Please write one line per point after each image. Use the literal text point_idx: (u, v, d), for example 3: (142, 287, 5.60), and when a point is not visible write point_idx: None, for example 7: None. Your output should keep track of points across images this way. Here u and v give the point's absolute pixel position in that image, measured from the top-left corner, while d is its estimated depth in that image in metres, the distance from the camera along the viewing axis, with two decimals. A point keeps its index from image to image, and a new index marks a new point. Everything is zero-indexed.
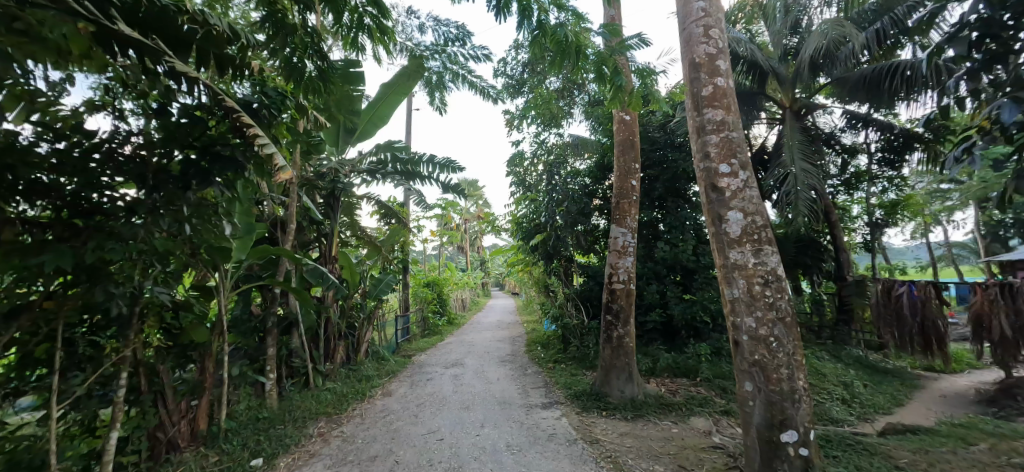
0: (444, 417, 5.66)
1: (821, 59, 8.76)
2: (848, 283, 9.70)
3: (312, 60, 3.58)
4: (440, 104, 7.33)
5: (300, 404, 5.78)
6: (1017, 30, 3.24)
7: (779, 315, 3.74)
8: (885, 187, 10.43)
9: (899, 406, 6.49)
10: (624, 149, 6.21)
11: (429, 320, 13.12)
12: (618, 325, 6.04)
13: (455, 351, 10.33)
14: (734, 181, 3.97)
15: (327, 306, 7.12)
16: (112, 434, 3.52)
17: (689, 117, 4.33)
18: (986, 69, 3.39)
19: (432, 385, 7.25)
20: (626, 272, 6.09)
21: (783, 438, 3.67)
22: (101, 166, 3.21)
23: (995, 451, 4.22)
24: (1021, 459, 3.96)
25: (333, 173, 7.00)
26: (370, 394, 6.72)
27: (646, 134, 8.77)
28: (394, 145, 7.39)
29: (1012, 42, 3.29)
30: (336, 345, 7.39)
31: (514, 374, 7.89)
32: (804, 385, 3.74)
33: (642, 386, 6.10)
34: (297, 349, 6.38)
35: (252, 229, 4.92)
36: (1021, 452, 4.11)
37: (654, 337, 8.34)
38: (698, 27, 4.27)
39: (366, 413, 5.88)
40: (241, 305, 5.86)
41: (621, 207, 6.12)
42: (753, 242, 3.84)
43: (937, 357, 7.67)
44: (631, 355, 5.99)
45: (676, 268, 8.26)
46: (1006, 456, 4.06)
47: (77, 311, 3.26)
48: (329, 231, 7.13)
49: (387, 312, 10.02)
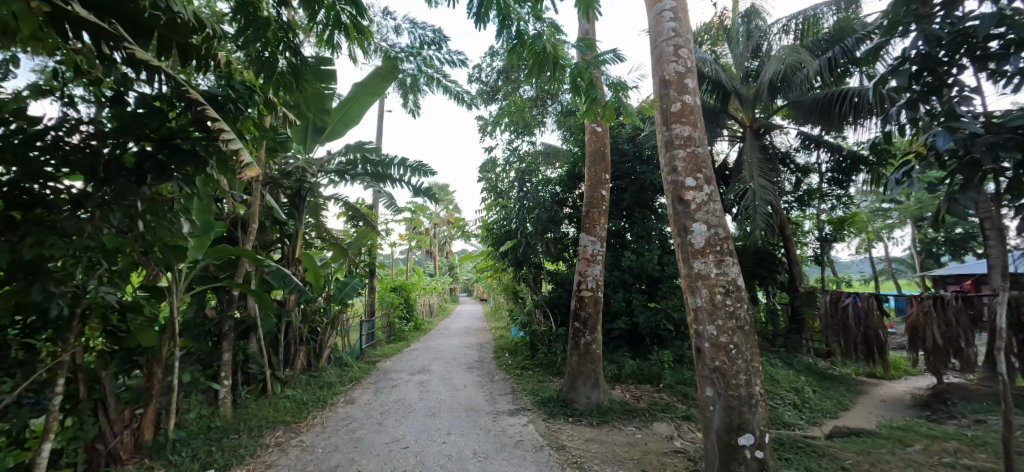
0: (409, 425, 5.66)
1: (779, 82, 9.28)
2: (799, 293, 10.17)
3: (283, 55, 3.59)
4: (413, 107, 7.42)
5: (257, 412, 5.64)
6: (950, 66, 3.55)
7: (738, 324, 3.96)
8: (834, 206, 11.03)
9: (844, 410, 6.90)
10: (595, 160, 6.41)
11: (395, 325, 13.00)
12: (586, 332, 6.20)
13: (421, 357, 10.30)
14: (699, 194, 4.18)
15: (289, 309, 7.00)
16: (45, 446, 3.40)
17: (658, 132, 4.52)
18: (924, 100, 3.68)
19: (398, 391, 7.23)
20: (595, 280, 6.26)
21: (740, 441, 3.87)
22: (44, 155, 3.14)
23: (928, 451, 4.55)
24: (951, 458, 4.29)
25: (300, 173, 6.92)
26: (332, 401, 6.64)
27: (616, 146, 9.04)
28: (365, 145, 7.39)
29: (946, 77, 3.59)
30: (297, 351, 7.26)
31: (481, 380, 7.95)
32: (760, 390, 3.97)
33: (607, 392, 6.25)
34: (255, 354, 6.27)
35: (210, 228, 4.84)
36: (951, 452, 4.45)
37: (619, 345, 8.55)
38: (668, 46, 4.49)
39: (328, 422, 5.82)
40: (194, 309, 5.55)
41: (591, 216, 6.30)
42: (716, 253, 4.06)
43: (879, 364, 8.16)
44: (598, 362, 6.17)
45: (642, 277, 8.52)
46: (938, 457, 4.39)
47: (8, 311, 3.15)
48: (293, 232, 7.00)
49: (352, 316, 9.90)
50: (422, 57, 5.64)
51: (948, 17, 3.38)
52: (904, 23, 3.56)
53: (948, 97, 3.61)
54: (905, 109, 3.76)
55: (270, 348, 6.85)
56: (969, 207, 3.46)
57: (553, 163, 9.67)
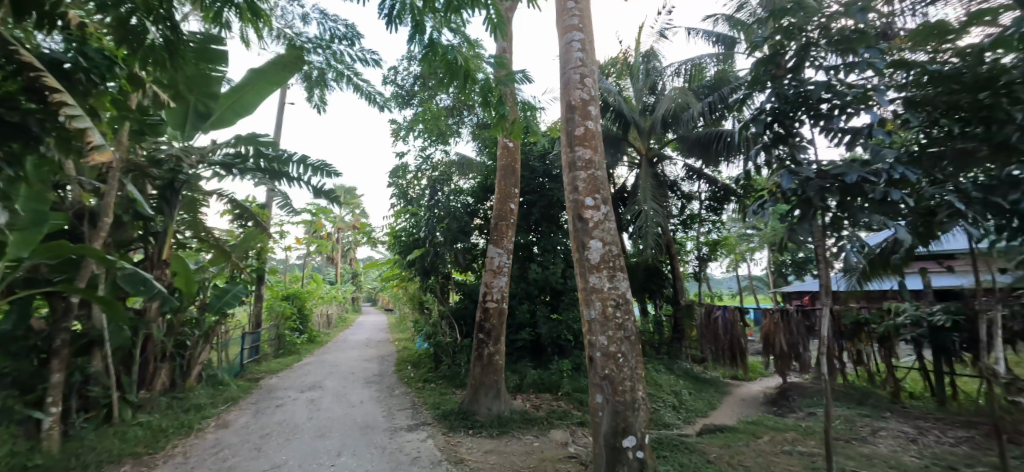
0: (294, 448, 5.39)
1: (670, 118, 10.36)
2: (681, 305, 11.25)
3: (158, 26, 3.34)
4: (320, 103, 7.28)
5: (96, 445, 4.93)
6: (793, 120, 4.20)
7: (626, 335, 4.33)
8: (709, 230, 12.51)
9: (713, 409, 7.80)
10: (505, 173, 6.65)
11: (285, 338, 12.20)
12: (489, 343, 6.40)
13: (313, 372, 9.85)
14: (597, 213, 4.54)
15: (149, 321, 6.29)
16: None
17: (563, 152, 4.88)
18: (774, 147, 4.31)
19: (282, 413, 6.81)
20: (500, 292, 6.47)
21: (624, 443, 4.23)
22: None
23: (777, 441, 5.33)
24: (791, 446, 5.09)
25: (174, 162, 6.17)
26: (199, 427, 6.05)
27: (527, 162, 9.41)
28: (258, 137, 6.48)
29: (791, 129, 4.23)
30: (155, 369, 6.59)
31: (379, 395, 7.83)
32: (642, 395, 4.38)
33: (508, 403, 6.47)
34: (97, 374, 5.60)
35: (41, 223, 4.13)
36: (793, 441, 5.27)
37: (522, 356, 8.85)
38: (576, 74, 4.88)
39: (192, 450, 5.29)
40: (12, 318, 4.92)
41: (499, 228, 6.52)
42: (609, 269, 4.41)
43: (740, 367, 9.38)
44: (500, 373, 6.40)
45: (546, 289, 8.94)
46: (784, 445, 5.17)
47: None
48: (161, 229, 6.47)
49: (231, 329, 9.23)
50: (331, 50, 5.82)
51: (791, 79, 4.07)
52: (763, 82, 4.19)
53: (793, 146, 4.21)
54: (763, 151, 4.38)
55: (122, 368, 6.18)
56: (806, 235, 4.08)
57: (468, 173, 9.63)
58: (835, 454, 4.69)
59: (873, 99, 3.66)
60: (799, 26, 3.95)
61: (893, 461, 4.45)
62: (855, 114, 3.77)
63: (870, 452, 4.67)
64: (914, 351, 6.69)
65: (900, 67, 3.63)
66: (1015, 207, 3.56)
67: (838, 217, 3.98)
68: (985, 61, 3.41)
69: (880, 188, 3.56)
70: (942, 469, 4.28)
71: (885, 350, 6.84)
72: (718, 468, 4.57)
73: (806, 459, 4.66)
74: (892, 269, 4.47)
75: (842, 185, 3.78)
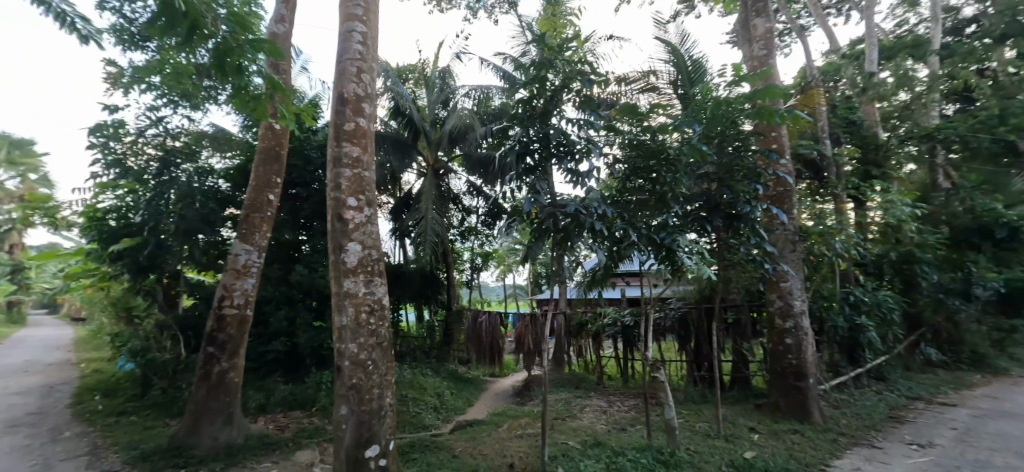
0: None
1: (456, 134, 10.96)
2: (452, 310, 11.87)
3: None
4: None
5: None
6: (548, 154, 4.38)
7: (378, 341, 4.05)
8: (480, 243, 13.55)
9: (471, 406, 8.28)
10: (266, 158, 5.68)
11: None
12: (220, 359, 5.18)
13: None
14: (359, 214, 4.29)
15: None
16: None
17: (329, 146, 4.49)
18: (531, 175, 4.45)
19: None
20: (244, 296, 5.32)
21: (366, 454, 3.86)
22: None
23: (517, 425, 5.80)
24: (525, 430, 5.51)
25: None
26: None
27: (302, 151, 8.46)
28: None
29: (547, 161, 4.42)
30: None
31: (39, 435, 5.64)
32: (391, 402, 4.11)
33: (244, 428, 5.40)
34: None
35: None
36: (530, 423, 5.78)
37: (273, 369, 7.89)
38: (352, 65, 4.59)
39: None
40: None
41: (251, 220, 5.50)
42: (366, 273, 4.14)
43: (498, 366, 10.63)
44: (236, 394, 5.29)
45: (312, 293, 8.17)
46: (522, 429, 5.60)
47: None
48: None
49: None
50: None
51: (542, 122, 4.41)
52: (521, 118, 4.44)
53: (536, 181, 4.42)
54: (517, 179, 4.50)
55: None
56: (539, 254, 4.47)
57: (225, 151, 8.14)
58: (552, 431, 5.42)
59: (592, 150, 4.21)
60: (562, 82, 4.34)
61: (591, 429, 5.45)
62: (579, 160, 4.28)
63: (579, 427, 5.61)
64: (613, 346, 8.36)
65: (612, 132, 4.61)
66: (663, 241, 4.58)
67: (560, 241, 4.46)
68: (654, 138, 4.69)
69: (593, 217, 4.15)
70: (618, 431, 5.45)
71: (595, 343, 8.56)
72: (464, 461, 4.59)
73: (534, 439, 5.11)
74: (601, 282, 5.30)
75: (564, 214, 4.29)
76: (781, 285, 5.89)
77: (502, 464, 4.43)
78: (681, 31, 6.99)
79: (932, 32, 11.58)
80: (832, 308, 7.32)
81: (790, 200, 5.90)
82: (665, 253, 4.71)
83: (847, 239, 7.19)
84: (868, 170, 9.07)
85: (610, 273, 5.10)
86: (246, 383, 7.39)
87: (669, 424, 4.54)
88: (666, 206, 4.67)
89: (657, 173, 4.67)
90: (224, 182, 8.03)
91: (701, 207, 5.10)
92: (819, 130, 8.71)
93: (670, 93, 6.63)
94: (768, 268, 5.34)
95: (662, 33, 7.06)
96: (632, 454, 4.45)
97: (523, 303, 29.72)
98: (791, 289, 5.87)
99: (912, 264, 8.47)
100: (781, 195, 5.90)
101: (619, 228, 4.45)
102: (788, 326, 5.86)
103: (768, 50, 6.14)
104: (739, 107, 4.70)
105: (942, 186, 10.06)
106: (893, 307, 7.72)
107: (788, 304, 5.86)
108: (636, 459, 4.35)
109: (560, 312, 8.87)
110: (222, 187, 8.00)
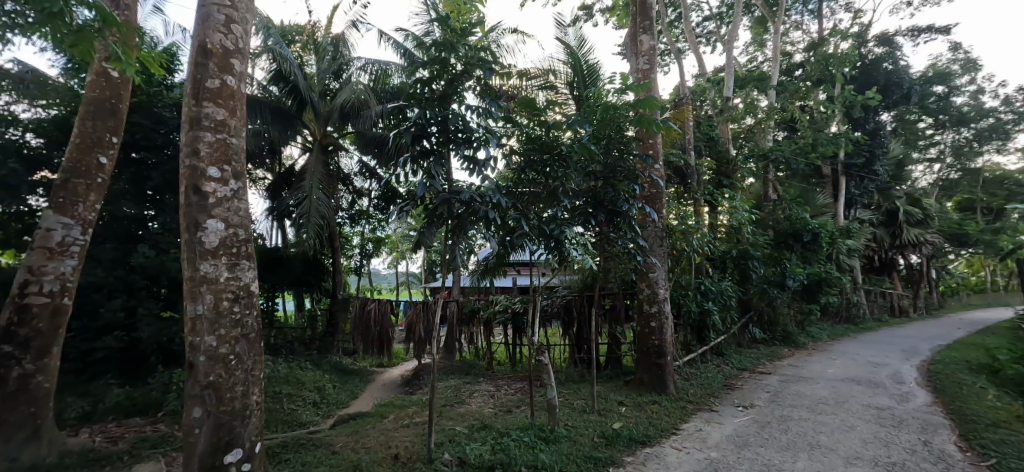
0: None
1: (349, 111, 10.14)
2: (337, 299, 11.14)
3: None
4: None
5: None
6: (443, 135, 4.02)
7: (244, 332, 3.33)
8: (370, 228, 12.83)
9: (354, 399, 7.78)
10: (96, 111, 4.69)
11: None
12: (21, 361, 4.11)
13: None
14: (223, 189, 3.36)
15: None
16: None
17: (181, 107, 3.36)
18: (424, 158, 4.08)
19: None
20: (59, 282, 4.35)
21: (226, 459, 3.18)
22: None
23: (402, 416, 5.50)
24: (412, 420, 5.29)
25: None
26: None
27: (152, 109, 7.26)
28: None
29: (443, 143, 4.05)
30: None
31: None
32: (258, 400, 3.44)
33: (57, 443, 4.37)
34: None
35: None
36: (415, 414, 5.51)
37: (106, 368, 6.69)
38: (219, 12, 3.45)
39: None
40: None
41: (70, 187, 4.51)
42: (229, 255, 3.31)
43: (387, 355, 10.12)
44: (45, 403, 4.28)
45: (159, 279, 7.04)
46: (407, 419, 5.33)
47: None
48: None
49: None
50: None
51: (441, 105, 4.06)
52: (419, 98, 4.06)
53: (432, 166, 4.01)
54: (411, 162, 4.06)
55: None
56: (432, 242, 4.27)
57: (37, 99, 6.71)
58: (439, 419, 5.25)
59: (491, 140, 4.00)
60: (464, 67, 4.09)
61: (477, 414, 5.42)
62: (477, 148, 4.05)
63: (466, 412, 5.53)
64: (503, 332, 8.38)
65: (510, 125, 4.54)
66: (551, 233, 4.61)
67: (456, 229, 4.23)
68: (548, 134, 4.72)
69: (488, 207, 4.01)
70: (503, 413, 5.47)
71: (486, 330, 8.52)
72: (341, 458, 4.22)
73: (422, 428, 4.90)
74: (491, 270, 5.37)
75: (458, 202, 4.01)
76: (651, 275, 6.22)
77: (386, 455, 4.15)
78: (579, 35, 7.17)
79: (775, 65, 13.53)
80: (686, 296, 8.04)
81: (660, 200, 6.22)
82: (554, 244, 4.74)
83: (702, 237, 8.06)
84: (719, 180, 10.14)
85: (501, 261, 5.00)
86: (64, 388, 6.12)
87: (550, 403, 4.62)
88: (556, 200, 4.75)
89: (549, 168, 4.72)
90: (33, 135, 6.58)
91: (587, 203, 5.17)
92: (685, 141, 9.53)
93: (565, 93, 6.95)
94: (639, 260, 5.69)
95: (560, 35, 7.17)
96: (514, 434, 4.47)
97: (414, 292, 29.25)
98: (657, 279, 6.23)
99: (745, 262, 9.31)
100: (655, 196, 6.17)
101: (512, 218, 4.32)
102: (653, 310, 6.22)
103: (651, 66, 6.49)
104: (623, 114, 5.08)
105: (771, 197, 11.81)
106: (728, 297, 8.47)
107: (654, 292, 6.22)
108: (519, 438, 4.38)
109: (452, 300, 8.75)
110: (30, 142, 6.57)
